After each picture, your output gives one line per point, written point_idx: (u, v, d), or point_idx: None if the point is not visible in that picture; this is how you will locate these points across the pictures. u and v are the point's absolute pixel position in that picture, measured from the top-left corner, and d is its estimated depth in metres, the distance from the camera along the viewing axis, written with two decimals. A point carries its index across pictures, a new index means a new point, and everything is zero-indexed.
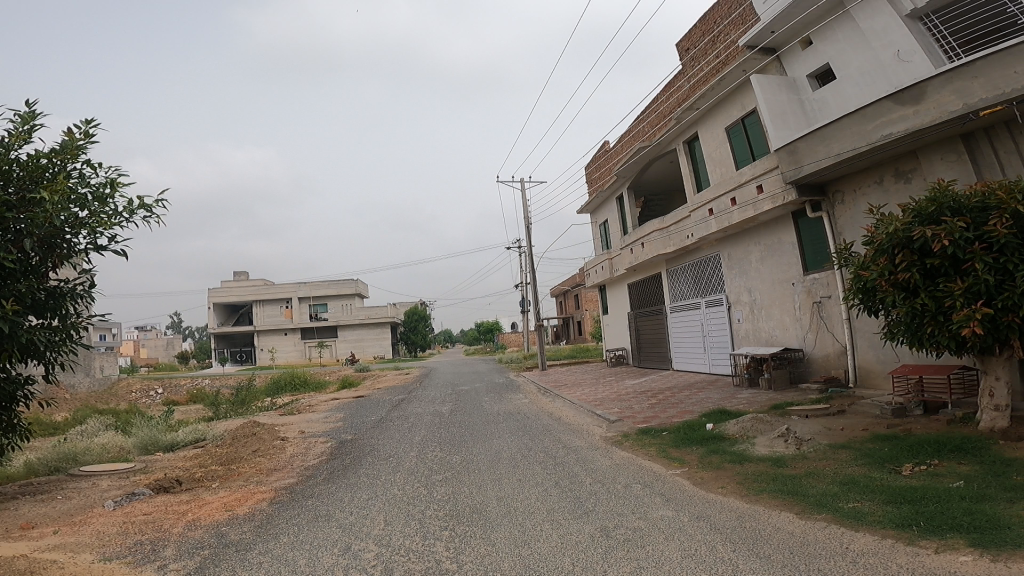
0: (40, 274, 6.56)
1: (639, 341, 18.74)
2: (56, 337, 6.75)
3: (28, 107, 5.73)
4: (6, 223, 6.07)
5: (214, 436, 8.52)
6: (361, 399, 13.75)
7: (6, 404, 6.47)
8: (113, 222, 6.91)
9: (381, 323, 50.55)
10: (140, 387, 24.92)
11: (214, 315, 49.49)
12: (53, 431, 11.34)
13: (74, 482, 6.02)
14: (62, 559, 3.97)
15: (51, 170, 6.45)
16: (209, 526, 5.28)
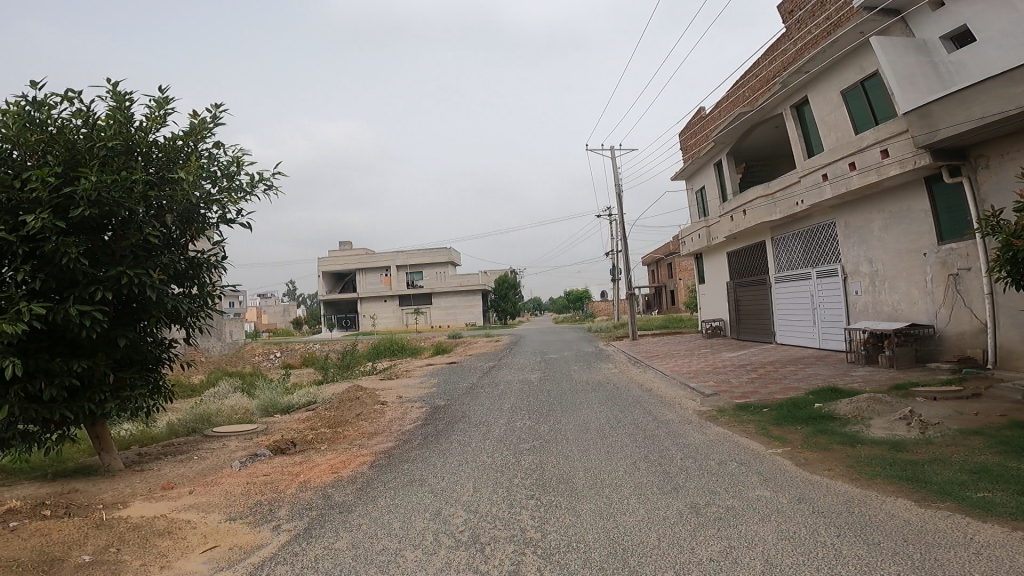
0: (180, 246, 7.39)
1: (738, 312, 17.88)
2: (195, 303, 7.62)
3: (161, 93, 6.34)
4: (150, 202, 6.79)
5: (324, 399, 9.37)
6: (453, 365, 14.44)
7: (154, 366, 7.47)
8: (239, 197, 7.55)
9: (472, 291, 51.77)
10: (261, 352, 26.91)
11: (324, 283, 53.15)
12: (192, 392, 13.00)
13: (208, 442, 6.90)
14: (195, 519, 4.60)
15: (185, 151, 7.15)
16: (317, 488, 5.82)
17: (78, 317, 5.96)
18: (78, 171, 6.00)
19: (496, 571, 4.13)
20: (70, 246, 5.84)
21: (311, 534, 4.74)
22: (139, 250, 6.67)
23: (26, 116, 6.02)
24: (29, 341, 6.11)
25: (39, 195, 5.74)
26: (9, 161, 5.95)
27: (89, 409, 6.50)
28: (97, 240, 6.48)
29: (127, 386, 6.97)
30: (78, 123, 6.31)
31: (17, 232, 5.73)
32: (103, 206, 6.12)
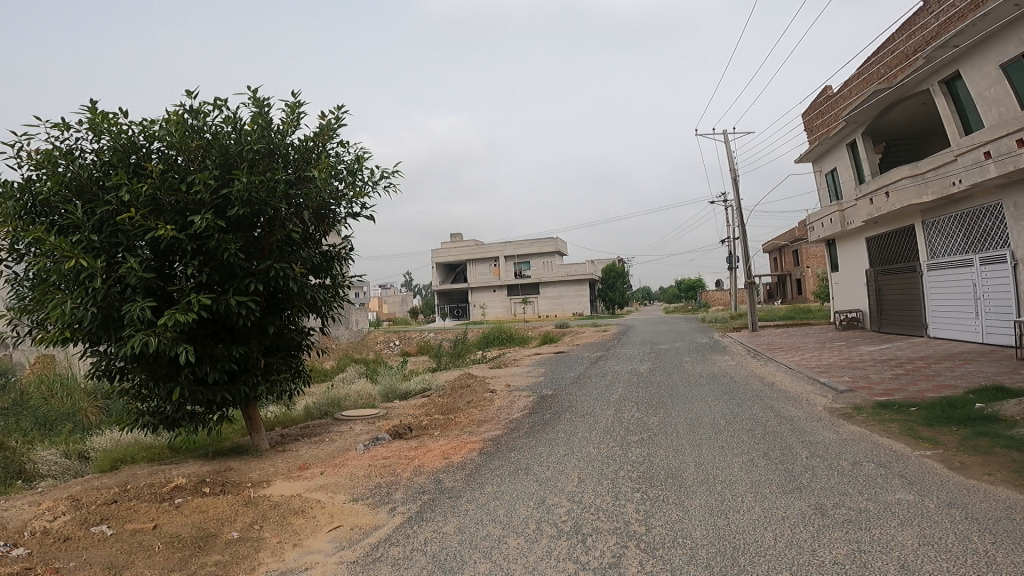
0: (316, 241, 8.15)
1: (880, 302, 16.26)
2: (330, 293, 8.39)
3: (294, 98, 7.02)
4: (291, 200, 7.56)
5: (437, 385, 9.99)
6: (560, 355, 14.61)
7: (296, 352, 8.38)
8: (364, 192, 8.14)
9: (581, 280, 51.46)
10: (382, 342, 28.30)
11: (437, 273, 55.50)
12: (325, 376, 14.38)
13: (338, 425, 7.66)
14: (324, 499, 5.26)
15: (316, 151, 7.86)
16: (430, 472, 6.15)
17: (236, 306, 6.83)
18: (231, 174, 6.83)
19: (595, 563, 4.10)
20: (229, 242, 6.69)
21: (422, 517, 4.97)
22: (283, 245, 7.48)
23: (188, 124, 6.92)
24: (199, 329, 7.10)
25: (203, 196, 6.60)
26: (176, 166, 6.86)
27: (244, 391, 7.49)
28: (250, 237, 7.35)
29: (275, 370, 7.93)
30: (227, 129, 7.14)
31: (188, 231, 6.62)
32: (253, 205, 6.94)
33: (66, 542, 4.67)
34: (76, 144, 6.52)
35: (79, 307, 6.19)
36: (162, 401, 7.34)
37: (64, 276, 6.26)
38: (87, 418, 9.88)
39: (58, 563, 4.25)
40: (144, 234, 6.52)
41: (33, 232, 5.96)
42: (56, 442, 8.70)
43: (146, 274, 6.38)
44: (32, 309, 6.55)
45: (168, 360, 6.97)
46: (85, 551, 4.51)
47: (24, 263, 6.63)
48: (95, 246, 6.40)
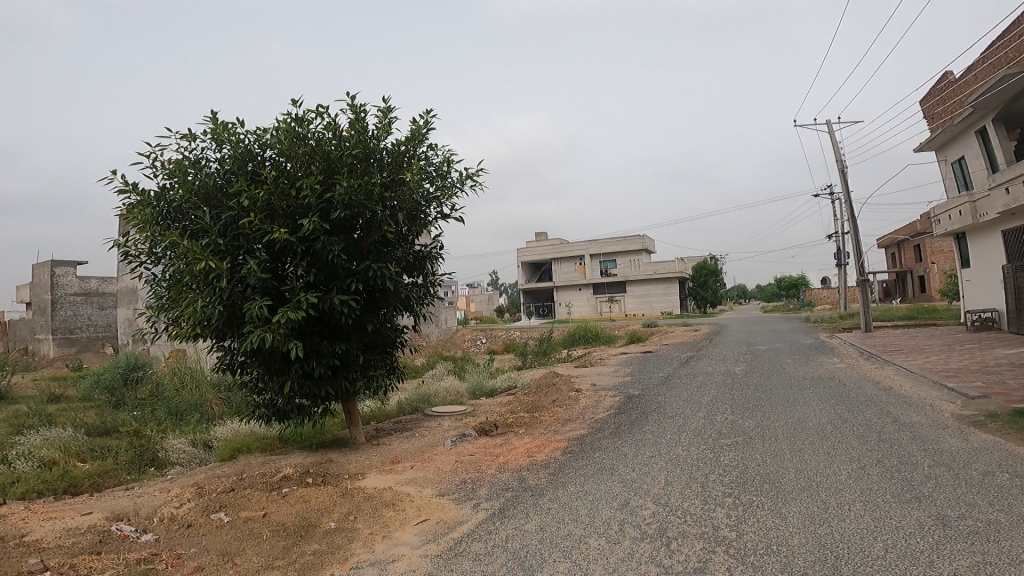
0: (409, 241, 8.48)
1: (1019, 300, 14.48)
2: (423, 292, 8.68)
3: (386, 103, 7.32)
4: (386, 202, 7.92)
5: (523, 383, 10.12)
6: (648, 355, 14.26)
7: (392, 349, 8.76)
8: (453, 193, 8.35)
9: (671, 279, 49.91)
10: (470, 339, 28.77)
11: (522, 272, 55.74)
12: (416, 373, 14.94)
13: (427, 421, 7.93)
14: (412, 493, 5.46)
15: (407, 154, 8.15)
16: (514, 470, 6.20)
17: (339, 304, 7.27)
18: (334, 178, 7.28)
19: (680, 567, 3.97)
20: (333, 244, 7.14)
21: (505, 513, 5.02)
22: (380, 246, 7.86)
23: (295, 132, 7.43)
24: (307, 325, 7.61)
25: (310, 200, 7.09)
26: (285, 171, 7.41)
27: (345, 386, 7.94)
28: (350, 239, 7.78)
29: (372, 365, 8.32)
30: (329, 136, 7.59)
31: (297, 234, 7.13)
32: (354, 207, 7.36)
33: (189, 528, 5.23)
34: (203, 154, 7.21)
35: (208, 305, 6.84)
36: (274, 394, 7.93)
37: (195, 277, 6.94)
38: (210, 409, 10.88)
39: (181, 549, 4.77)
40: (260, 237, 7.10)
41: (170, 236, 6.67)
42: (185, 431, 9.63)
43: (263, 274, 6.93)
44: (169, 306, 7.31)
45: (281, 355, 7.53)
46: (204, 537, 5.01)
47: (162, 264, 7.42)
48: (221, 248, 7.04)
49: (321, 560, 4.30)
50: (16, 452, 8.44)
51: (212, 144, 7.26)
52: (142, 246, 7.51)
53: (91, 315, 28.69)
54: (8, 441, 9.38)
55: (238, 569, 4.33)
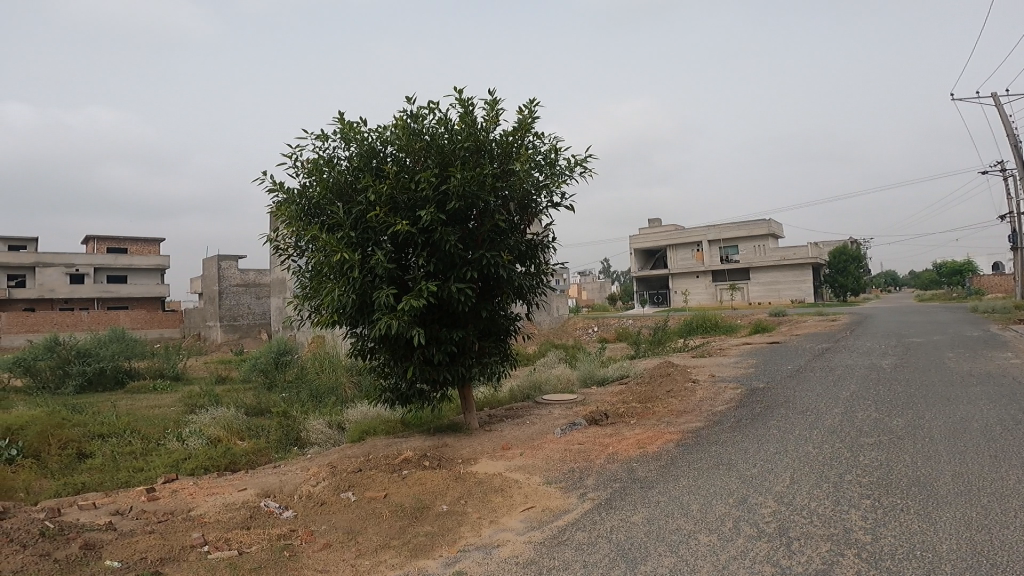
0: (521, 231, 8.50)
1: None
2: (535, 281, 8.67)
3: (493, 95, 7.35)
4: (498, 193, 7.98)
5: (636, 373, 9.85)
6: (775, 346, 13.24)
7: (506, 337, 8.86)
8: (563, 180, 8.22)
9: (802, 264, 46.07)
10: (580, 327, 28.27)
11: (634, 260, 54.20)
12: (528, 360, 15.09)
13: (538, 409, 7.93)
14: (520, 480, 5.47)
15: (516, 144, 8.15)
16: (624, 460, 5.99)
17: (457, 293, 7.47)
18: (448, 171, 7.47)
19: (801, 570, 3.60)
20: (449, 235, 7.34)
21: (611, 505, 4.86)
22: (493, 235, 7.97)
23: (411, 128, 7.72)
24: (428, 314, 7.90)
25: (427, 193, 7.34)
26: (405, 166, 7.73)
27: (462, 372, 8.16)
28: (465, 229, 7.95)
29: (487, 353, 8.45)
30: (442, 130, 7.80)
31: (417, 226, 7.41)
32: (467, 198, 7.51)
33: (322, 506, 5.64)
34: (334, 153, 7.73)
35: (344, 294, 7.36)
36: (398, 379, 8.34)
37: (333, 268, 7.48)
38: (342, 391, 11.75)
39: (314, 526, 5.16)
40: (386, 230, 7.47)
41: (310, 231, 7.24)
42: (322, 412, 10.46)
43: (390, 264, 7.29)
44: (311, 295, 7.94)
45: (405, 341, 7.90)
46: (333, 514, 5.38)
47: (305, 256, 8.08)
48: (353, 241, 7.52)
49: (431, 542, 4.44)
50: (188, 429, 9.66)
51: (342, 143, 7.74)
52: (288, 240, 8.22)
53: (249, 303, 32.08)
54: (184, 419, 10.77)
55: (359, 547, 4.60)
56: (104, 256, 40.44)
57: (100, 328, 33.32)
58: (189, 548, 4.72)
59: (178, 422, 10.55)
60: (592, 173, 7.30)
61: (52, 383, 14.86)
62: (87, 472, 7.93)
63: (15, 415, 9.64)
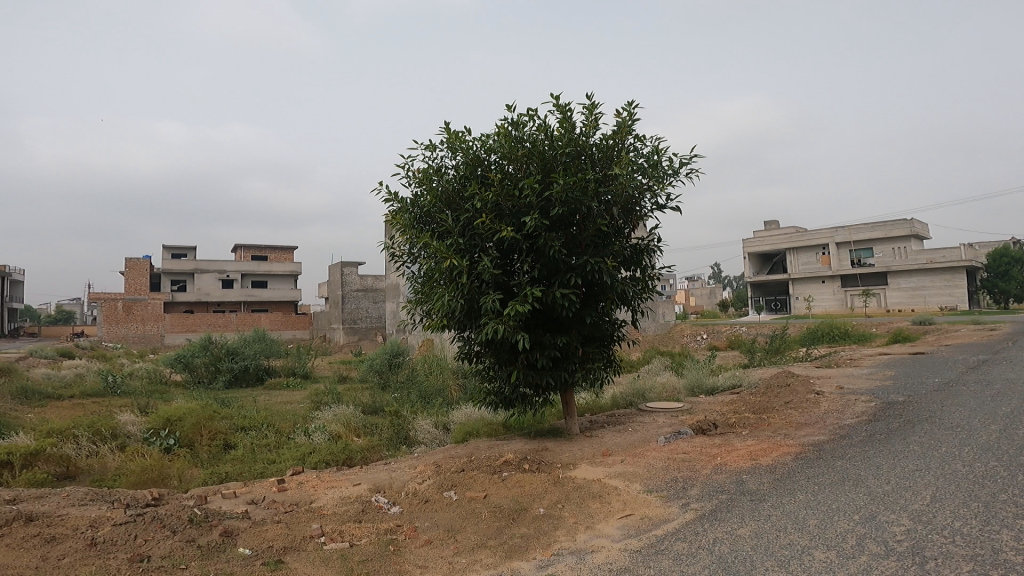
0: (625, 235, 8.27)
1: None
2: (641, 286, 8.38)
3: (592, 100, 7.22)
4: (601, 197, 7.83)
5: (750, 383, 9.22)
6: (918, 357, 11.78)
7: (610, 343, 8.63)
8: (668, 182, 7.87)
9: (950, 267, 40.93)
10: (690, 332, 27.03)
11: (749, 265, 51.10)
12: (634, 367, 14.67)
13: (641, 416, 7.65)
14: (619, 487, 5.28)
15: (617, 148, 7.95)
16: (733, 472, 5.55)
17: (561, 298, 7.39)
18: (551, 177, 7.41)
19: None
20: (554, 240, 7.28)
21: (716, 516, 4.53)
22: (597, 240, 7.81)
23: (513, 136, 7.77)
24: (532, 319, 7.87)
25: (531, 200, 7.32)
26: (508, 174, 7.76)
27: (565, 377, 8.04)
28: (569, 234, 7.85)
29: (591, 359, 8.25)
30: (542, 137, 7.77)
31: (522, 232, 7.42)
32: (570, 204, 7.42)
33: (426, 503, 5.76)
34: (442, 162, 7.95)
35: (453, 299, 7.50)
36: (503, 383, 8.39)
37: (443, 273, 7.66)
38: (449, 393, 12.07)
39: (419, 522, 5.27)
40: (492, 236, 7.54)
41: (423, 238, 7.47)
42: (430, 413, 10.79)
43: (496, 269, 7.34)
44: (423, 300, 8.19)
45: (509, 345, 7.94)
46: (436, 512, 5.48)
47: (418, 262, 8.35)
48: (462, 247, 7.64)
49: (526, 544, 4.40)
50: (314, 425, 10.39)
51: (449, 153, 7.92)
52: (402, 246, 8.53)
53: (370, 307, 34.04)
54: (310, 415, 11.61)
55: (458, 545, 4.63)
56: (249, 263, 44.94)
57: (245, 329, 37.07)
58: (308, 538, 4.95)
59: (306, 418, 11.40)
60: (699, 174, 6.94)
61: (206, 377, 16.72)
62: (230, 462, 8.77)
63: (176, 406, 10.90)
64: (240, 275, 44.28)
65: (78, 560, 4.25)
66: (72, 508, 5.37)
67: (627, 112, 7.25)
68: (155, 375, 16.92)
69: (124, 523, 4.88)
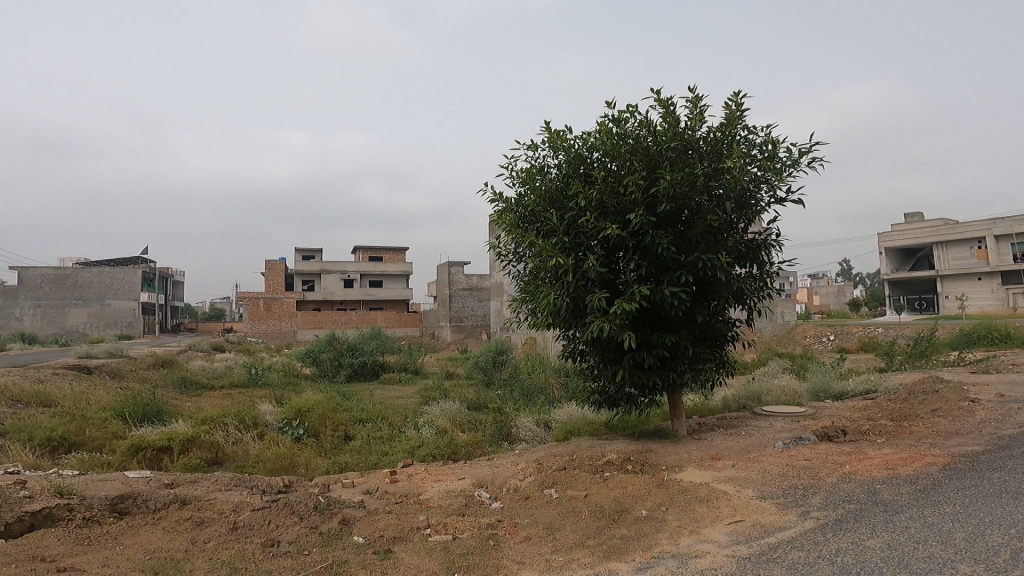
0: (739, 230, 7.71)
1: None
2: (757, 283, 7.78)
3: (697, 93, 6.77)
4: (711, 192, 7.35)
5: (887, 389, 8.26)
6: None
7: (723, 344, 8.09)
8: (786, 173, 7.23)
9: None
10: (814, 332, 24.78)
11: (885, 261, 46.15)
12: (749, 369, 13.72)
13: (757, 420, 7.09)
14: (729, 492, 4.92)
15: (727, 140, 7.43)
16: (863, 481, 4.95)
17: (670, 296, 7.01)
18: (657, 173, 7.04)
19: None
20: (662, 237, 6.92)
21: (840, 526, 4.07)
22: (708, 236, 7.34)
23: (614, 133, 7.47)
24: (639, 317, 7.54)
25: (636, 197, 7.00)
26: (610, 172, 7.47)
27: (674, 378, 7.64)
28: (677, 231, 7.44)
29: (702, 359, 7.77)
30: (644, 133, 7.41)
31: (628, 229, 7.11)
32: (679, 200, 7.01)
33: (527, 500, 5.66)
34: (543, 161, 7.79)
35: (558, 298, 7.34)
36: (607, 382, 8.13)
37: (548, 272, 7.52)
38: (552, 392, 11.98)
39: (518, 519, 5.20)
40: (597, 235, 7.27)
41: (527, 238, 7.36)
42: (533, 410, 10.76)
43: (602, 268, 7.08)
44: (527, 298, 8.10)
45: (615, 344, 7.68)
46: (536, 509, 5.38)
47: (524, 262, 8.22)
48: (567, 245, 7.42)
49: (625, 546, 4.24)
50: (422, 419, 10.74)
51: (551, 152, 7.76)
52: (508, 246, 8.46)
53: (473, 305, 34.92)
54: (420, 410, 12.03)
55: (556, 543, 4.51)
56: (367, 264, 47.81)
57: (364, 326, 39.59)
58: (415, 530, 4.99)
59: (415, 412, 11.83)
60: (824, 163, 6.30)
61: (330, 371, 17.95)
62: (349, 452, 9.30)
63: (303, 399, 11.74)
64: (360, 276, 47.32)
65: (220, 543, 4.52)
66: (218, 493, 5.80)
67: (736, 103, 6.74)
68: (288, 368, 18.45)
69: (261, 509, 5.18)
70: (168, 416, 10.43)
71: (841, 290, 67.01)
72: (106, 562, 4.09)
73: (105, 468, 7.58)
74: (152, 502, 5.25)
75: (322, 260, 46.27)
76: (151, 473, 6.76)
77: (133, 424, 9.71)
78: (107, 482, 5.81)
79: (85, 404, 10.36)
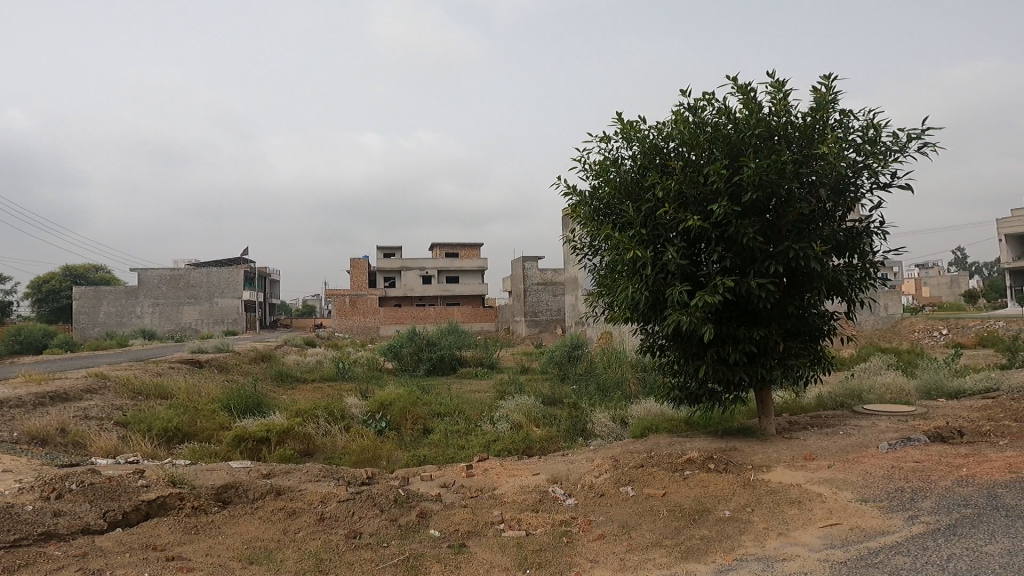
0: (836, 218, 7.04)
1: None
2: (858, 275, 7.07)
3: (781, 76, 6.23)
4: (802, 179, 6.76)
5: (1012, 387, 7.34)
6: None
7: (818, 339, 7.45)
8: (890, 158, 6.52)
9: None
10: (923, 326, 22.46)
11: (1007, 248, 41.30)
12: (846, 365, 12.70)
13: (856, 419, 6.49)
14: (825, 495, 4.49)
15: (818, 125, 6.80)
16: (984, 485, 4.35)
17: (758, 289, 6.50)
18: (740, 160, 6.55)
19: None
20: (748, 228, 6.44)
21: (954, 533, 3.59)
22: (800, 224, 6.76)
23: (691, 121, 7.03)
24: (724, 311, 7.06)
25: (718, 186, 6.55)
26: (689, 161, 7.05)
27: (762, 374, 7.09)
28: (765, 221, 6.90)
29: (795, 356, 7.17)
30: (724, 121, 6.92)
31: (710, 220, 6.66)
32: (766, 188, 6.49)
33: (601, 497, 5.43)
34: (617, 153, 7.48)
35: (637, 291, 7.01)
36: (689, 377, 7.71)
37: (625, 266, 7.18)
38: (630, 387, 11.62)
39: (593, 516, 5.00)
40: (676, 227, 6.88)
41: (603, 231, 7.07)
42: (609, 406, 10.47)
43: (683, 260, 6.67)
44: (604, 292, 7.78)
45: (697, 339, 7.24)
46: (612, 507, 5.14)
47: (599, 255, 7.94)
48: (645, 238, 7.05)
49: (705, 547, 3.95)
50: (498, 414, 10.73)
51: (624, 143, 7.45)
52: (584, 239, 8.17)
53: (549, 300, 34.77)
54: (496, 404, 12.05)
55: (631, 542, 4.27)
56: (444, 261, 48.83)
57: (441, 321, 40.63)
58: (489, 524, 4.92)
59: (491, 407, 11.86)
60: (936, 147, 5.62)
61: (411, 365, 18.44)
62: (427, 446, 9.43)
63: (386, 393, 12.06)
64: (437, 271, 48.49)
65: (308, 534, 4.63)
66: (308, 483, 6.01)
67: (827, 85, 6.12)
68: (372, 363, 19.14)
69: (347, 501, 5.29)
70: (267, 407, 11.05)
71: (953, 280, 60.78)
72: (209, 551, 4.26)
73: (214, 459, 8.08)
74: (252, 493, 5.48)
75: (404, 259, 47.80)
76: (252, 464, 7.10)
77: (236, 416, 10.35)
78: (215, 472, 6.16)
79: (194, 395, 11.18)
